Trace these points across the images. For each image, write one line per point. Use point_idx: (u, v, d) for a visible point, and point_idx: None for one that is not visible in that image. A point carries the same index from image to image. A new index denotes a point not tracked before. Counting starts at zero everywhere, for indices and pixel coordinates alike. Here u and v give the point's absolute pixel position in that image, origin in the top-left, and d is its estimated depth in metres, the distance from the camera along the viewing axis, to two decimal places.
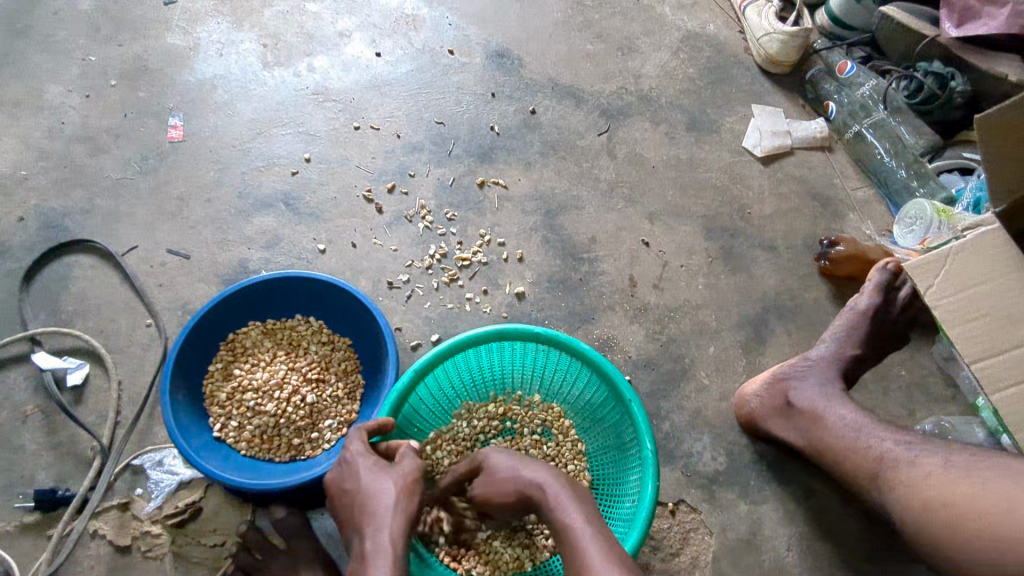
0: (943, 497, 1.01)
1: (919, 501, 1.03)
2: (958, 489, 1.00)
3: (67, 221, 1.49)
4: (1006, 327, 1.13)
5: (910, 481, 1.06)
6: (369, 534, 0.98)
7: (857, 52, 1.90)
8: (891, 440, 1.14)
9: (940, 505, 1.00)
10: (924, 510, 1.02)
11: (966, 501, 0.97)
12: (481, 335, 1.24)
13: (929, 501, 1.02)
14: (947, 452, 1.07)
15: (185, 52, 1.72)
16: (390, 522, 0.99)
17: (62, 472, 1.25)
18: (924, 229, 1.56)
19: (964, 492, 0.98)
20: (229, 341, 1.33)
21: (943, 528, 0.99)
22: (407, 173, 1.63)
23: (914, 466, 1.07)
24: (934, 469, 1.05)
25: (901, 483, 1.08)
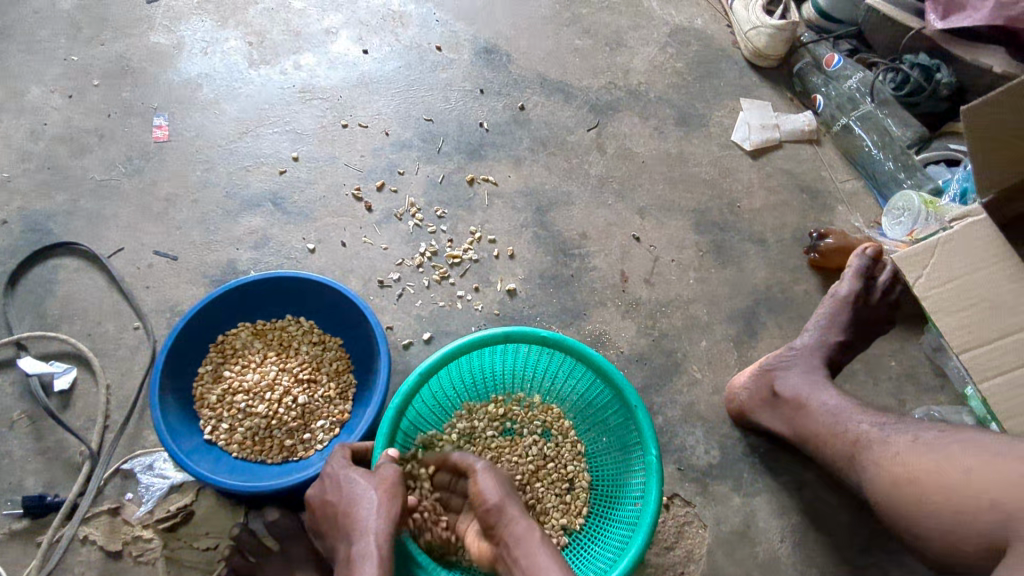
0: (909, 473, 1.02)
1: (887, 477, 1.05)
2: (923, 463, 1.02)
3: (51, 224, 1.47)
4: (992, 315, 1.14)
5: (882, 459, 1.08)
6: (355, 541, 1.01)
7: (844, 44, 1.91)
8: (867, 421, 1.14)
9: (906, 481, 1.02)
10: (892, 486, 1.04)
11: (931, 474, 1.00)
12: (485, 338, 1.23)
13: (898, 477, 1.04)
14: (917, 429, 1.08)
15: (170, 51, 1.70)
16: (373, 529, 1.00)
17: (51, 477, 1.24)
18: (911, 221, 1.57)
19: (928, 466, 1.01)
20: (219, 342, 1.32)
21: (910, 502, 1.01)
22: (396, 171, 1.62)
23: (886, 444, 1.09)
24: (902, 447, 1.06)
25: (873, 461, 1.09)
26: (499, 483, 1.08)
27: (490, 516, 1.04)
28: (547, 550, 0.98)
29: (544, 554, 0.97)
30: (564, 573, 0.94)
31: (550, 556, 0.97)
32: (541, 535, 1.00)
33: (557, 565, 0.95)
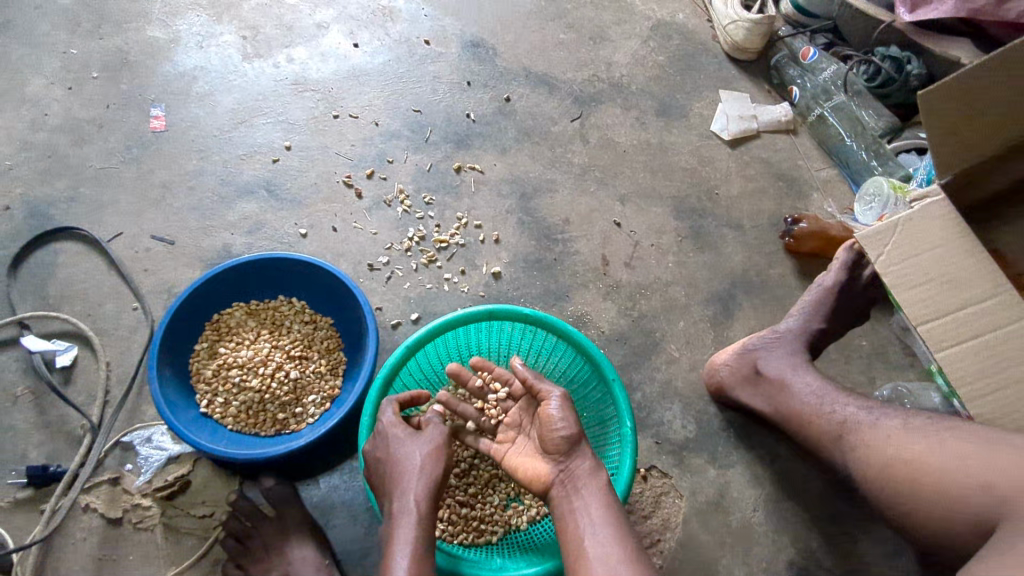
0: (903, 455, 1.06)
1: (879, 460, 1.09)
2: (915, 449, 1.05)
3: (52, 210, 1.53)
4: (950, 290, 1.18)
5: (872, 441, 1.12)
6: (396, 500, 1.08)
7: (820, 39, 1.98)
8: (854, 405, 1.20)
9: (900, 464, 1.06)
10: (885, 468, 1.08)
11: (924, 459, 1.03)
12: (470, 316, 1.30)
13: (890, 459, 1.08)
14: (904, 414, 1.13)
15: (166, 45, 1.76)
16: (415, 491, 1.08)
17: (53, 450, 1.29)
18: (881, 206, 1.63)
19: (922, 450, 1.04)
20: (215, 320, 1.37)
21: (903, 484, 1.05)
22: (385, 159, 1.68)
23: (875, 428, 1.13)
24: (895, 431, 1.11)
25: (864, 443, 1.13)
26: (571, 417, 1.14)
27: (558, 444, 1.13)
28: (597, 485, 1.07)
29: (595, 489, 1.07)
30: (605, 506, 1.05)
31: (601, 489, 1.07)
32: (601, 476, 1.09)
33: (600, 498, 1.05)
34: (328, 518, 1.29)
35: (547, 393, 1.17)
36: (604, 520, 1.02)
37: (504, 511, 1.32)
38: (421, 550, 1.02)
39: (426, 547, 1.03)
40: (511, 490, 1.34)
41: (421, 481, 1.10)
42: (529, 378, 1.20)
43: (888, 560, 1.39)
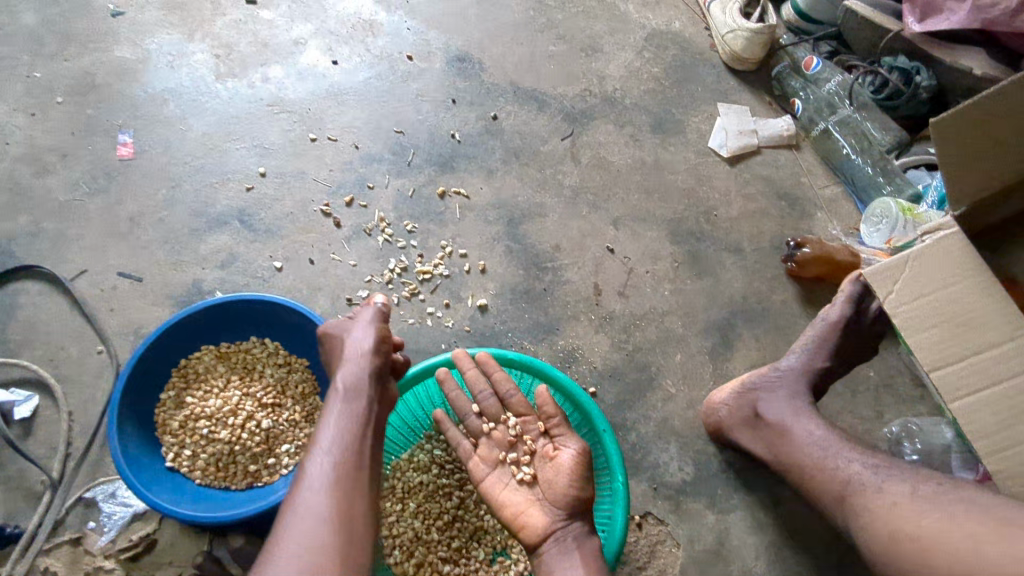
0: (908, 528, 0.93)
1: (884, 532, 0.96)
2: (922, 520, 0.92)
3: (13, 246, 1.45)
4: (966, 333, 1.09)
5: (875, 507, 1.00)
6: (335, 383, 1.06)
7: (824, 46, 1.88)
8: (859, 462, 1.08)
9: (904, 537, 0.93)
10: (889, 542, 0.95)
11: (931, 534, 0.90)
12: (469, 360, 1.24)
13: (895, 532, 0.95)
14: (914, 478, 1.01)
15: (135, 66, 1.67)
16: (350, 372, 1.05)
17: (12, 508, 1.22)
18: (890, 229, 1.55)
19: (929, 525, 0.91)
20: (182, 367, 1.30)
21: (906, 561, 0.91)
22: (365, 185, 1.59)
23: (881, 493, 1.01)
24: (901, 499, 0.98)
25: (869, 509, 1.01)
26: (584, 469, 1.07)
27: (560, 503, 1.05)
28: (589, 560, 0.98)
29: (587, 554, 0.98)
30: None
31: (592, 555, 0.99)
32: (591, 544, 1.01)
33: (593, 572, 0.96)
34: None
35: (563, 447, 1.11)
36: None
37: (491, 566, 1.25)
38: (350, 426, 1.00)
39: (350, 432, 0.99)
40: (497, 543, 1.27)
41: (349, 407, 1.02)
42: (551, 426, 1.14)
43: None
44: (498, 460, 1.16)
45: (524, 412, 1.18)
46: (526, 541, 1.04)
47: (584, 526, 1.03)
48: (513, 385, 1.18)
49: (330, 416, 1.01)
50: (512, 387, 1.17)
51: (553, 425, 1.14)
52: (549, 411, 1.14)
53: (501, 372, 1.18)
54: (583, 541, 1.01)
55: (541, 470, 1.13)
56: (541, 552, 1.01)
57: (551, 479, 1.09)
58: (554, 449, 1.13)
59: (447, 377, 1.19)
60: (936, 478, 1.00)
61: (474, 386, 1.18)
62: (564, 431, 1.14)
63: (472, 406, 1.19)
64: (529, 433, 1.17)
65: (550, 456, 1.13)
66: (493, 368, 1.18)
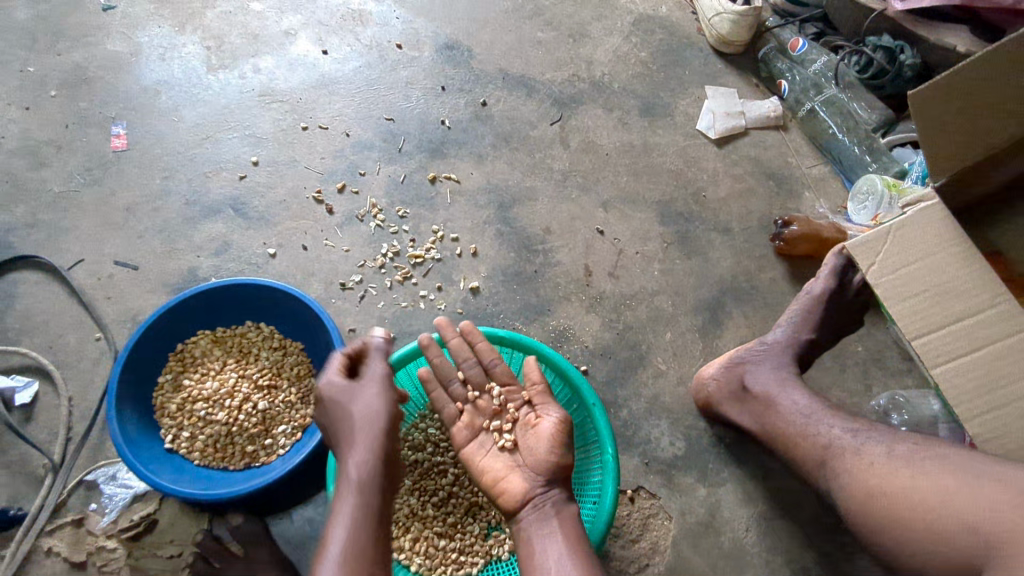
0: (884, 485, 0.96)
1: (860, 490, 0.99)
2: (898, 478, 0.95)
3: (11, 238, 1.47)
4: (945, 301, 1.10)
5: (853, 468, 1.02)
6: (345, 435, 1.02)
7: (810, 28, 1.92)
8: (839, 426, 1.10)
9: (881, 495, 0.96)
10: (865, 500, 0.98)
11: (906, 491, 0.93)
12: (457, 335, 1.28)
13: (871, 490, 0.98)
14: (890, 439, 1.03)
15: (127, 59, 1.69)
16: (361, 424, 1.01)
17: (14, 491, 1.25)
18: (876, 205, 1.57)
19: (905, 482, 0.94)
20: (179, 351, 1.32)
21: (881, 518, 0.95)
22: (357, 172, 1.61)
23: (858, 453, 1.03)
24: (878, 458, 1.00)
25: (847, 470, 1.03)
26: (564, 436, 1.09)
27: (540, 470, 1.07)
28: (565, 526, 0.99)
29: (565, 520, 1.00)
30: (571, 543, 0.97)
31: (571, 521, 1.00)
32: (570, 509, 1.03)
33: (569, 536, 0.98)
34: (301, 553, 1.24)
35: (545, 416, 1.13)
36: (573, 555, 0.95)
37: (485, 541, 1.27)
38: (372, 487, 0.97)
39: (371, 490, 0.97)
40: (491, 519, 1.29)
41: (368, 460, 0.99)
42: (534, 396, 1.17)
43: None
44: (480, 427, 1.19)
45: (507, 382, 1.22)
46: (504, 507, 1.06)
47: (563, 493, 1.05)
48: (497, 355, 1.21)
49: (350, 472, 0.98)
50: (496, 356, 1.21)
51: (537, 393, 1.17)
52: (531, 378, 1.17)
53: (484, 343, 1.21)
54: (564, 508, 1.02)
55: (524, 438, 1.14)
56: (521, 518, 1.03)
57: (533, 446, 1.11)
58: (536, 417, 1.15)
59: (432, 344, 1.19)
60: (912, 437, 1.02)
61: (459, 355, 1.21)
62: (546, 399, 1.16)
63: (454, 375, 1.22)
64: (513, 402, 1.20)
65: (532, 424, 1.15)
66: (476, 338, 1.21)
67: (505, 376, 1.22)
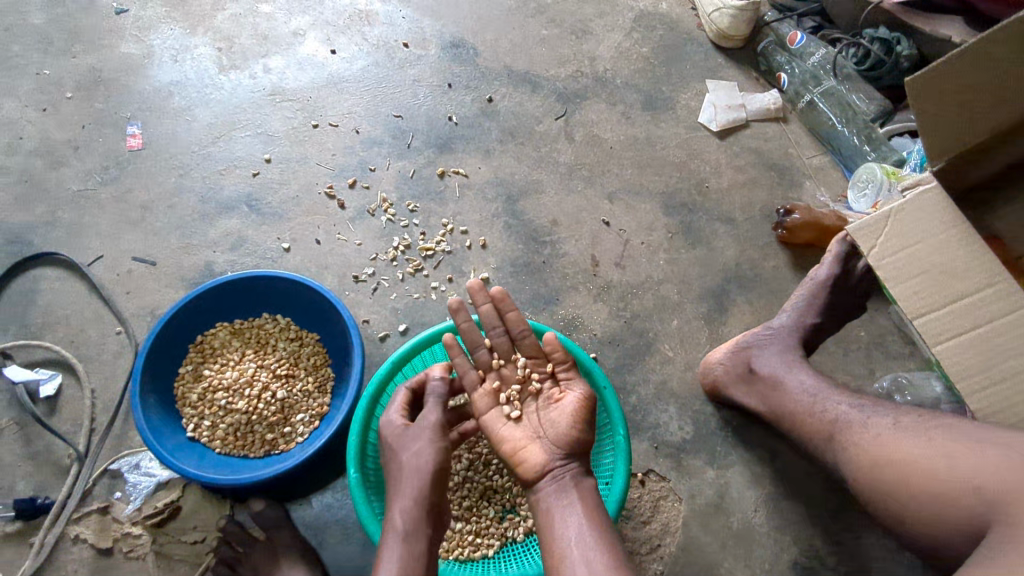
0: (891, 453, 1.00)
1: (867, 460, 1.03)
2: (903, 446, 0.99)
3: (31, 236, 1.50)
4: (947, 280, 1.12)
5: (860, 440, 1.06)
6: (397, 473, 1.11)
7: (808, 22, 1.94)
8: (845, 402, 1.14)
9: (886, 463, 1.00)
10: (872, 469, 1.02)
11: (910, 458, 0.97)
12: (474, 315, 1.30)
13: (878, 459, 1.02)
14: (896, 413, 1.07)
15: (141, 61, 1.73)
16: (412, 465, 1.09)
17: (41, 480, 1.28)
18: (876, 193, 1.60)
19: (909, 450, 0.98)
20: (199, 342, 1.35)
21: (887, 484, 0.99)
22: (367, 168, 1.65)
23: (865, 427, 1.07)
24: (884, 430, 1.04)
25: (854, 442, 1.07)
26: (587, 412, 1.11)
27: (559, 443, 1.09)
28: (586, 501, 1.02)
29: (584, 493, 1.02)
30: (591, 517, 1.00)
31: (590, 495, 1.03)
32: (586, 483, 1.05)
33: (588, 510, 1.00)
34: (322, 538, 1.28)
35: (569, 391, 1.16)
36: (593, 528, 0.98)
37: (501, 523, 1.30)
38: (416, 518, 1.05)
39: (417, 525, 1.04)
40: (506, 502, 1.32)
41: (413, 488, 1.07)
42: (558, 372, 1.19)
43: (891, 555, 1.37)
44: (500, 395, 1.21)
45: (533, 355, 1.24)
46: (523, 475, 1.09)
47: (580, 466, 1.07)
48: (526, 327, 1.23)
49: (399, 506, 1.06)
50: (525, 328, 1.23)
51: (561, 367, 1.19)
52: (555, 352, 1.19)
53: (514, 313, 1.24)
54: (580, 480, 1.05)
55: (545, 410, 1.17)
56: (540, 489, 1.06)
57: (554, 419, 1.14)
58: (560, 392, 1.18)
59: (461, 308, 1.23)
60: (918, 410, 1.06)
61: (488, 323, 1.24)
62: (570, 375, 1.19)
63: (483, 341, 1.24)
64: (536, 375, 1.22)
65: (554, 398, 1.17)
66: (507, 306, 1.23)
67: (531, 347, 1.24)
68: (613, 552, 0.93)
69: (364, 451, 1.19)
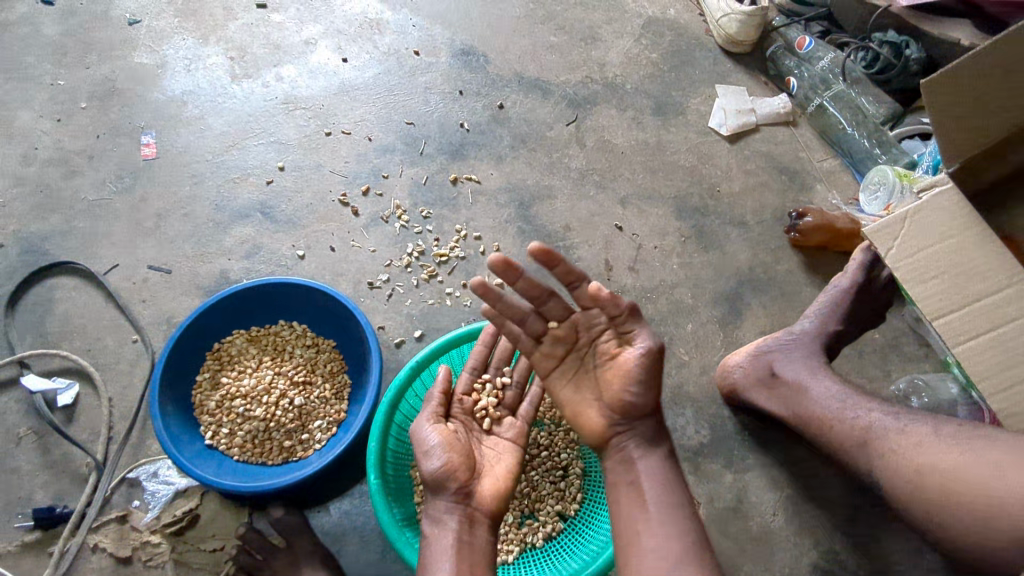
0: (934, 462, 1.01)
1: (909, 467, 1.04)
2: (949, 455, 1.00)
3: (47, 245, 1.51)
4: (964, 281, 1.12)
5: (900, 448, 1.07)
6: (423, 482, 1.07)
7: (816, 27, 1.96)
8: (879, 409, 1.15)
9: (931, 472, 1.00)
10: (914, 476, 1.03)
11: (957, 468, 0.97)
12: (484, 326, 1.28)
13: (920, 466, 1.03)
14: (936, 421, 1.08)
15: (154, 70, 1.74)
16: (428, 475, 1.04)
17: (60, 489, 1.28)
18: (888, 196, 1.59)
19: (954, 459, 0.99)
20: (216, 350, 1.36)
21: (934, 494, 0.99)
22: (380, 175, 1.66)
23: (904, 434, 1.08)
24: (925, 438, 1.05)
25: (894, 450, 1.08)
26: (645, 369, 0.97)
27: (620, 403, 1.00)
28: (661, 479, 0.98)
29: (655, 472, 0.98)
30: (668, 495, 0.97)
31: (660, 473, 0.99)
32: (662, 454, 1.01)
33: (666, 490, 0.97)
34: (340, 545, 1.27)
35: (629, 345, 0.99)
36: (674, 511, 0.95)
37: (519, 529, 1.29)
38: (445, 525, 1.01)
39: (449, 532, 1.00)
40: (525, 507, 1.31)
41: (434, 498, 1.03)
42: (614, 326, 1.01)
43: (911, 557, 1.36)
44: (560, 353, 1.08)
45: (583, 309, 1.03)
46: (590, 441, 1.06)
47: (664, 442, 1.02)
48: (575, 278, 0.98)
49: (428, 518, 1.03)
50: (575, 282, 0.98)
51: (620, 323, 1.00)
52: (615, 305, 0.98)
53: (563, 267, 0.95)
54: (664, 463, 1.00)
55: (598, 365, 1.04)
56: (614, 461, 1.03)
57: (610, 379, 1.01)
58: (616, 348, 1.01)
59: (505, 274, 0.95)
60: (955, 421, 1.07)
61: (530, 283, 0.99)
62: (633, 328, 0.99)
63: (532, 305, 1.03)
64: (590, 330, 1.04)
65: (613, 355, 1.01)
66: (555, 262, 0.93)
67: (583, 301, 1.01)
68: (693, 536, 0.92)
69: (383, 457, 1.19)
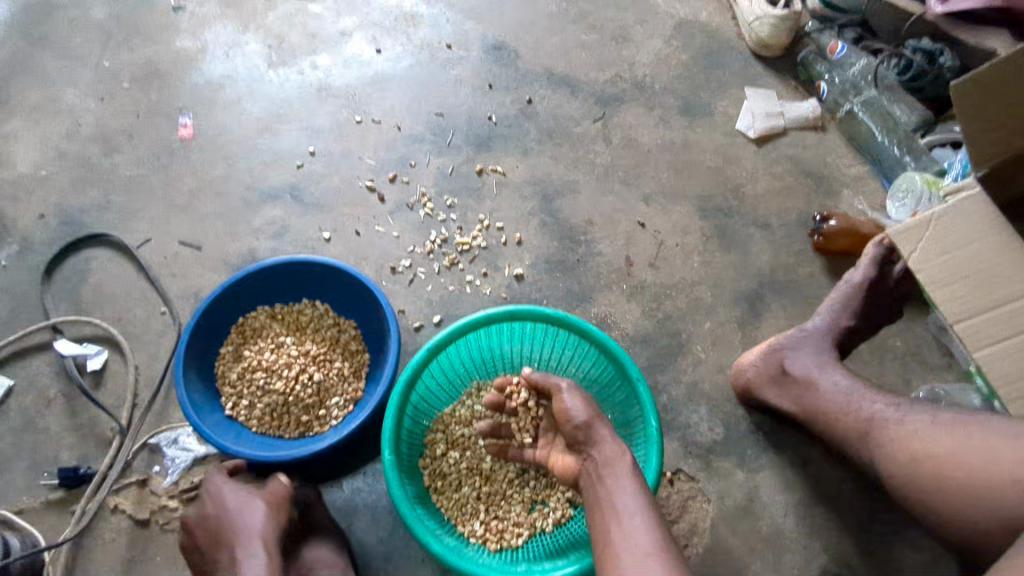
0: (928, 450, 1.05)
1: (905, 455, 1.08)
2: (942, 441, 1.05)
3: (85, 217, 1.56)
4: (987, 286, 1.13)
5: (898, 437, 1.10)
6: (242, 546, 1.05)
7: (848, 33, 1.90)
8: (881, 401, 1.16)
9: (927, 459, 1.05)
10: (909, 463, 1.07)
11: (952, 456, 1.02)
12: (503, 313, 1.28)
13: (914, 454, 1.07)
14: (932, 409, 1.11)
15: (194, 55, 1.79)
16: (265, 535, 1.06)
17: (84, 451, 1.32)
18: (914, 202, 1.59)
19: (949, 445, 1.03)
20: (240, 324, 1.39)
21: (927, 480, 1.05)
22: (407, 163, 1.68)
23: (902, 424, 1.11)
24: (921, 426, 1.09)
25: (889, 438, 1.11)
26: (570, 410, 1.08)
27: (577, 433, 1.07)
28: (627, 471, 0.99)
29: (620, 479, 0.98)
30: (635, 491, 0.96)
31: (625, 480, 0.97)
32: (626, 461, 1.01)
33: (630, 484, 0.97)
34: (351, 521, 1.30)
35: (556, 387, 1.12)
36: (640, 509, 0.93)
37: (528, 514, 1.29)
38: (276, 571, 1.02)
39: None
40: (535, 494, 1.31)
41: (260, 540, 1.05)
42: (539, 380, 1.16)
43: (923, 568, 1.34)
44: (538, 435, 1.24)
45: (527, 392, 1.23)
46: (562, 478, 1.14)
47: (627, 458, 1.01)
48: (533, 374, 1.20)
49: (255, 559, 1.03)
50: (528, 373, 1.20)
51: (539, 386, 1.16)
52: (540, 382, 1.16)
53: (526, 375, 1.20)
54: (630, 472, 0.99)
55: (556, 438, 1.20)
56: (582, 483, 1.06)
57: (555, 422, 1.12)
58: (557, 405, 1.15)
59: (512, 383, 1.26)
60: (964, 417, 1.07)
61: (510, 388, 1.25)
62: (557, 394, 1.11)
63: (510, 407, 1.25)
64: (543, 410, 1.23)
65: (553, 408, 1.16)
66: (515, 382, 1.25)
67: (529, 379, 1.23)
68: (659, 532, 0.90)
69: (398, 435, 1.21)
